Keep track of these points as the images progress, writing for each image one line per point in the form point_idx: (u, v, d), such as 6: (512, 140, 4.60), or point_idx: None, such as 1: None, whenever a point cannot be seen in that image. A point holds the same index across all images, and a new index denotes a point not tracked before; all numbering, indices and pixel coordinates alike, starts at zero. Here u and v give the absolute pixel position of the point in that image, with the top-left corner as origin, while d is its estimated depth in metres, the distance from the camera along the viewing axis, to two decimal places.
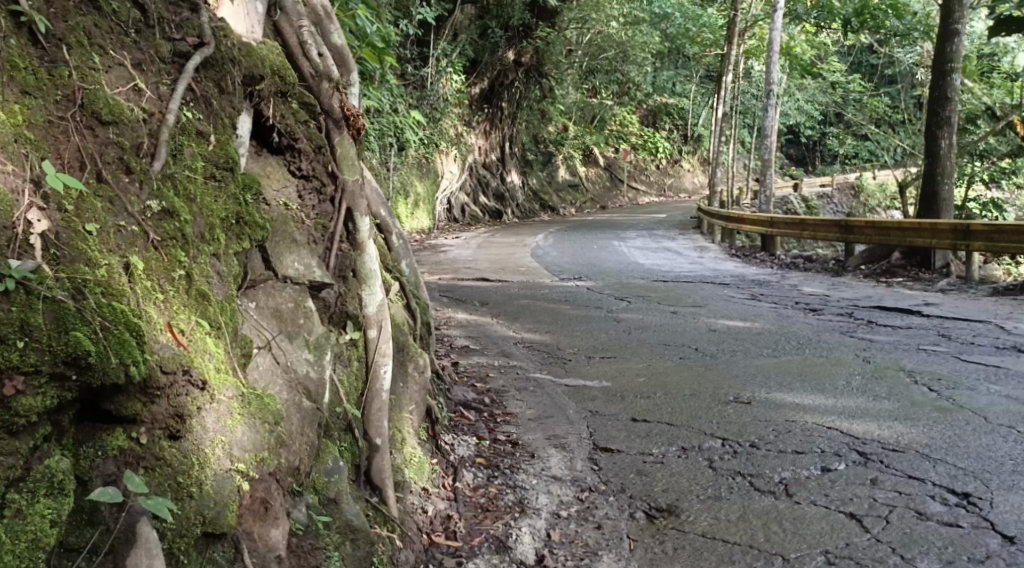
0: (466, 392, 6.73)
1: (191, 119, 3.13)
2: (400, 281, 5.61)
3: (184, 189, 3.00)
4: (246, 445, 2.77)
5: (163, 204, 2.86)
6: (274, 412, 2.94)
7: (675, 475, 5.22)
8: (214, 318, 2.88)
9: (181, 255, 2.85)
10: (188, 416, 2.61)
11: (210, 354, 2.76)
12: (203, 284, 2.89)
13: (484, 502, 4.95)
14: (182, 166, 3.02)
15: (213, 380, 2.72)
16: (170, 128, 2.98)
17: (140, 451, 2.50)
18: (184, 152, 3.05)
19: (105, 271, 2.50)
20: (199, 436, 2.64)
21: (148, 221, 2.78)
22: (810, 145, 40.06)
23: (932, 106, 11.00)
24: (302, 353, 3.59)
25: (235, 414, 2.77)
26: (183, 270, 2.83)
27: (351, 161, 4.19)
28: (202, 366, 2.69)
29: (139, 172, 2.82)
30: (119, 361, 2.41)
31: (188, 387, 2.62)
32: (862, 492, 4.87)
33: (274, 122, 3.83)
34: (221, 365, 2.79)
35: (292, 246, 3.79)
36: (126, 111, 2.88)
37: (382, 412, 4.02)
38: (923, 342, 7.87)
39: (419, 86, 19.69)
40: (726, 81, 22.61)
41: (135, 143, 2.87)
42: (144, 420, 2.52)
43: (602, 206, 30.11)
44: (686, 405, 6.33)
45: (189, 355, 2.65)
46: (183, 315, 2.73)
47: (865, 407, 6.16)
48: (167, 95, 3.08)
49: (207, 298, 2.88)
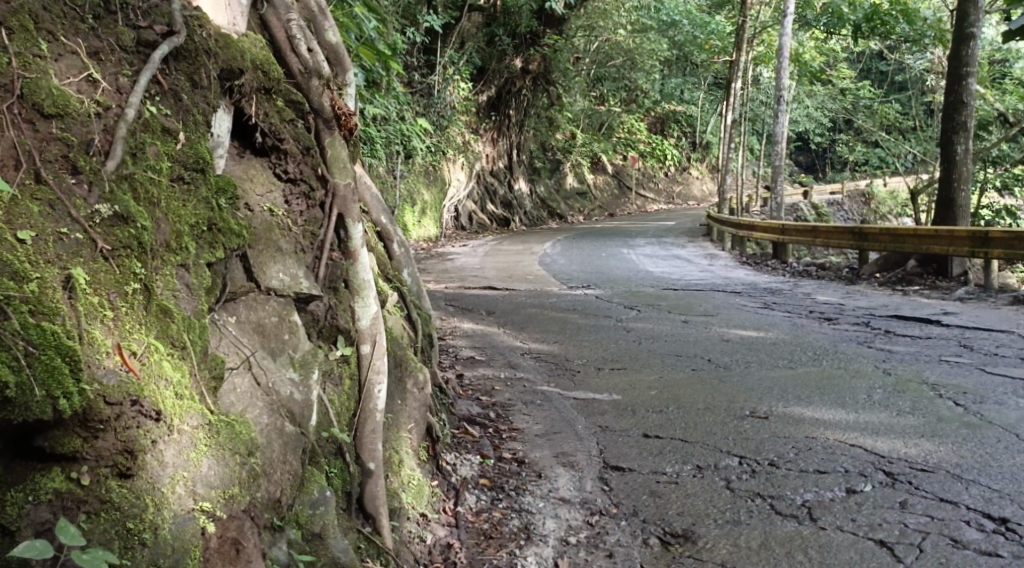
0: (470, 406, 6.42)
1: (155, 113, 2.85)
2: (400, 289, 5.32)
3: (145, 192, 2.71)
4: (212, 481, 2.52)
5: (116, 208, 2.56)
6: (246, 442, 2.68)
7: (690, 497, 4.90)
8: (176, 336, 2.62)
9: (138, 267, 2.56)
10: (140, 450, 2.37)
11: (167, 380, 2.50)
12: (166, 300, 2.62)
13: (487, 528, 4.64)
14: (143, 166, 2.73)
15: (171, 410, 2.47)
16: (129, 124, 2.70)
17: (82, 494, 2.28)
18: (147, 151, 2.76)
19: (36, 285, 2.25)
20: (153, 472, 2.40)
21: (96, 228, 2.49)
22: (820, 153, 39.72)
23: (948, 111, 10.64)
24: (286, 373, 3.29)
25: (199, 446, 2.53)
26: (142, 283, 2.56)
27: (343, 164, 3.89)
28: (156, 395, 2.43)
29: (88, 173, 2.55)
30: (45, 393, 2.19)
31: (139, 418, 2.37)
32: (892, 516, 4.54)
33: (257, 122, 3.54)
34: (182, 392, 2.54)
35: (277, 255, 3.49)
36: (73, 102, 2.61)
37: (376, 434, 3.71)
38: (944, 353, 7.54)
39: (426, 94, 19.43)
40: (735, 87, 22.30)
41: (85, 140, 2.59)
42: (87, 458, 2.31)
43: (610, 213, 29.80)
44: (701, 420, 6.01)
45: (139, 382, 2.39)
46: (137, 334, 2.47)
47: (890, 422, 5.83)
48: (127, 87, 2.80)
49: (169, 316, 2.61)
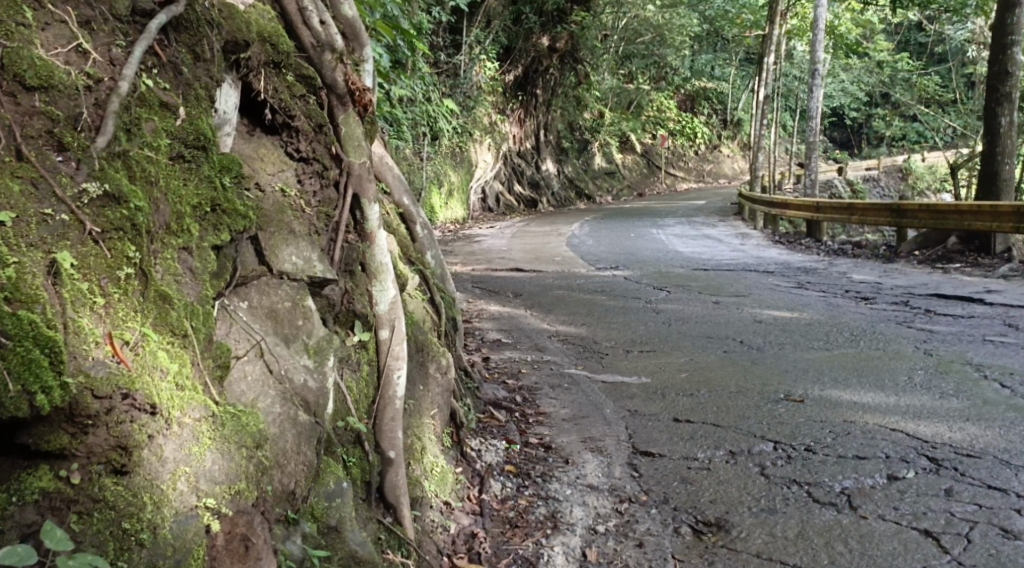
0: (495, 389, 6.27)
1: (151, 87, 2.72)
2: (423, 272, 5.18)
3: (141, 170, 2.58)
4: (216, 476, 2.40)
5: (106, 186, 2.43)
6: (252, 433, 2.57)
7: (722, 484, 4.73)
8: (177, 324, 2.50)
9: (132, 250, 2.43)
10: (134, 446, 2.26)
11: (163, 371, 2.38)
12: (166, 286, 2.51)
13: (513, 516, 4.49)
14: (138, 143, 2.60)
15: (169, 402, 2.36)
16: (122, 97, 2.57)
17: (73, 494, 2.18)
18: (143, 127, 2.65)
19: (13, 270, 2.15)
20: (152, 468, 2.28)
21: (85, 209, 2.37)
22: (856, 128, 39.03)
23: (991, 81, 10.30)
24: (299, 360, 3.15)
25: (203, 440, 2.41)
26: (137, 265, 2.44)
27: (359, 141, 3.72)
28: (150, 388, 2.31)
29: (75, 151, 2.42)
30: (19, 388, 2.09)
31: (133, 412, 2.26)
32: (937, 505, 4.34)
33: (266, 97, 3.40)
34: (182, 383, 2.43)
35: (289, 236, 3.34)
36: (60, 75, 2.48)
37: (395, 421, 3.60)
38: (988, 333, 7.28)
39: (452, 75, 19.22)
40: (769, 62, 21.88)
41: (72, 115, 2.46)
42: (78, 454, 2.21)
43: (639, 193, 29.50)
44: (734, 403, 5.83)
45: (131, 374, 2.28)
46: (133, 321, 2.36)
47: (932, 406, 5.61)
48: (121, 59, 2.67)
49: (170, 302, 2.50)
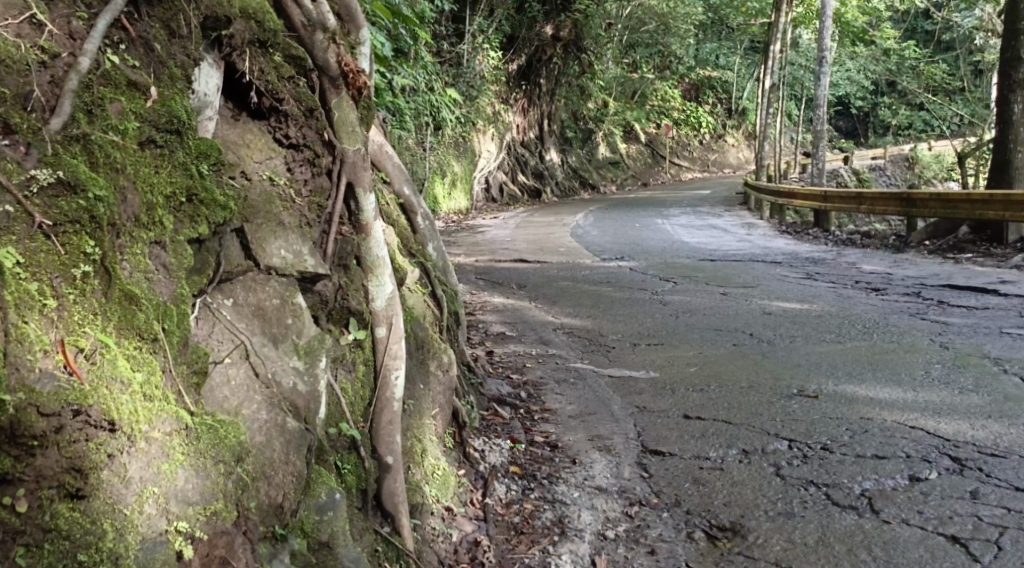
0: (499, 385, 6.05)
1: (117, 64, 2.54)
2: (424, 265, 4.97)
3: (105, 157, 2.38)
4: (189, 497, 2.25)
5: (60, 173, 2.25)
6: (229, 446, 2.41)
7: (737, 485, 4.50)
8: (145, 326, 2.34)
9: (91, 245, 2.26)
10: (90, 468, 2.10)
11: (124, 382, 2.20)
12: (132, 285, 2.34)
13: (518, 522, 4.27)
14: (101, 127, 2.41)
15: (132, 417, 2.19)
16: (82, 75, 2.40)
17: (19, 523, 2.00)
18: (107, 108, 2.46)
19: None
20: (113, 490, 2.12)
21: (35, 199, 2.19)
22: (862, 116, 38.66)
23: (1004, 67, 9.98)
24: (289, 362, 2.92)
25: (173, 456, 2.25)
26: (99, 262, 2.27)
27: (353, 127, 3.49)
28: (108, 402, 2.15)
29: (25, 133, 2.24)
30: None
31: (87, 430, 2.11)
32: (963, 508, 4.11)
33: (251, 79, 3.15)
34: (147, 394, 2.25)
35: (278, 229, 3.12)
36: (10, 51, 2.31)
37: (393, 424, 3.37)
38: (1005, 324, 7.04)
39: (455, 64, 18.96)
40: (775, 50, 21.57)
41: (23, 93, 2.29)
42: (27, 478, 2.03)
43: (644, 182, 29.21)
44: (746, 399, 5.60)
45: (85, 389, 2.13)
46: (91, 326, 2.21)
47: (952, 402, 5.37)
48: (81, 33, 2.49)
49: (136, 302, 2.33)
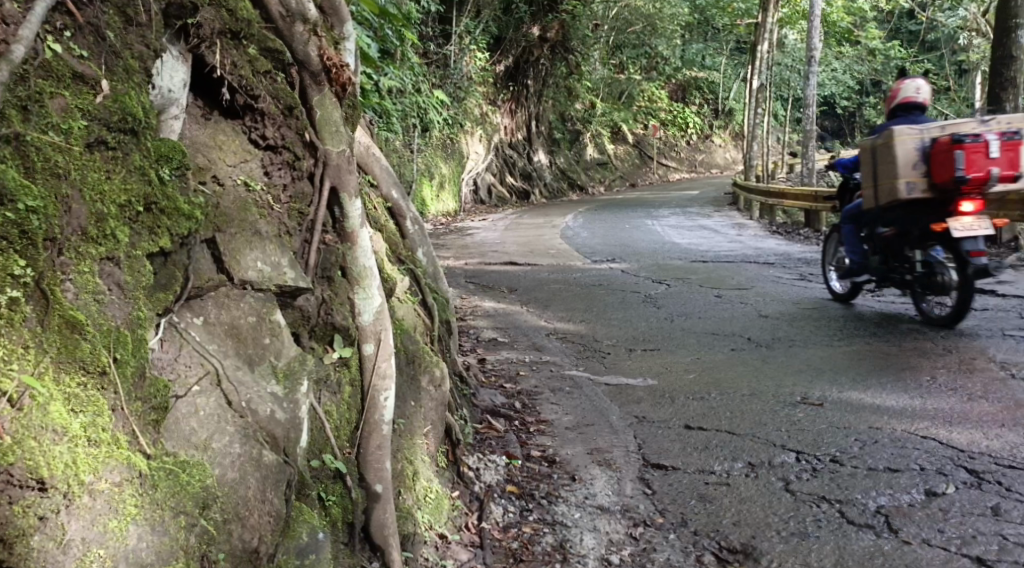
0: (493, 396, 5.75)
1: (61, 54, 2.25)
2: (414, 271, 4.69)
3: (41, 162, 2.11)
4: (141, 558, 2.02)
5: None
6: (189, 495, 2.19)
7: (745, 502, 4.22)
8: (91, 359, 2.09)
9: (19, 266, 2.01)
10: (17, 535, 1.86)
11: (56, 432, 1.97)
12: (72, 310, 2.09)
13: (517, 548, 3.97)
14: (37, 129, 2.14)
15: (65, 471, 1.95)
16: (14, 66, 2.10)
17: None
18: (47, 104, 2.18)
19: None
20: (50, 557, 1.89)
21: None
22: (849, 116, 38.54)
23: (995, 65, 9.70)
24: (266, 388, 2.63)
25: (124, 511, 2.03)
26: (31, 285, 2.02)
27: (336, 127, 3.19)
28: (33, 454, 1.92)
29: None
30: None
31: (11, 491, 1.87)
32: (986, 527, 3.84)
33: (223, 74, 2.85)
34: (81, 441, 2.01)
35: (254, 239, 2.83)
36: None
37: (383, 450, 3.07)
38: (1007, 326, 6.80)
39: (442, 66, 18.67)
40: (761, 50, 21.33)
41: None
42: None
43: (632, 183, 28.95)
44: (750, 408, 5.33)
45: (7, 444, 1.89)
46: (20, 364, 1.97)
47: (961, 409, 5.12)
48: (16, 15, 2.18)
49: (80, 331, 2.08)
